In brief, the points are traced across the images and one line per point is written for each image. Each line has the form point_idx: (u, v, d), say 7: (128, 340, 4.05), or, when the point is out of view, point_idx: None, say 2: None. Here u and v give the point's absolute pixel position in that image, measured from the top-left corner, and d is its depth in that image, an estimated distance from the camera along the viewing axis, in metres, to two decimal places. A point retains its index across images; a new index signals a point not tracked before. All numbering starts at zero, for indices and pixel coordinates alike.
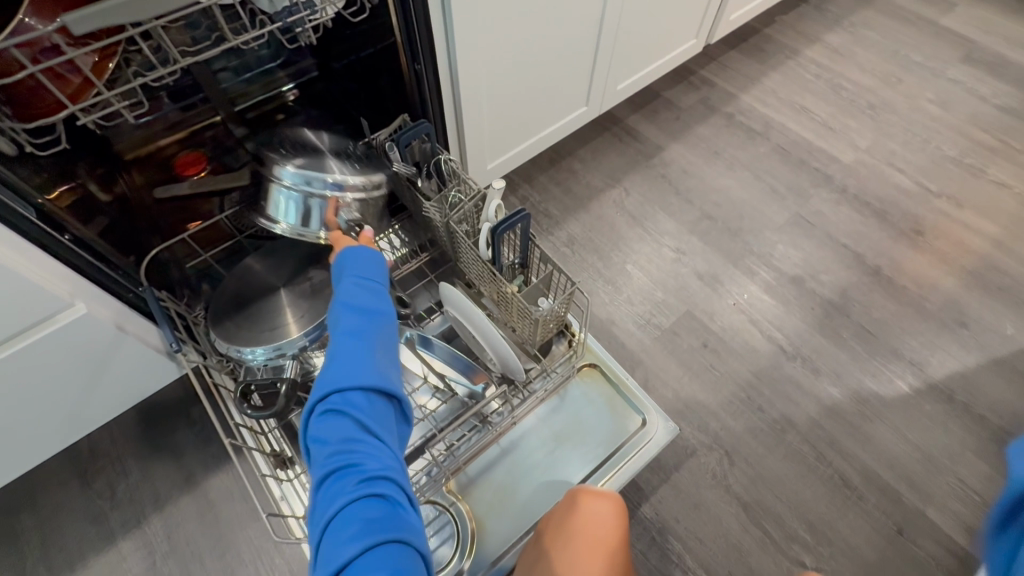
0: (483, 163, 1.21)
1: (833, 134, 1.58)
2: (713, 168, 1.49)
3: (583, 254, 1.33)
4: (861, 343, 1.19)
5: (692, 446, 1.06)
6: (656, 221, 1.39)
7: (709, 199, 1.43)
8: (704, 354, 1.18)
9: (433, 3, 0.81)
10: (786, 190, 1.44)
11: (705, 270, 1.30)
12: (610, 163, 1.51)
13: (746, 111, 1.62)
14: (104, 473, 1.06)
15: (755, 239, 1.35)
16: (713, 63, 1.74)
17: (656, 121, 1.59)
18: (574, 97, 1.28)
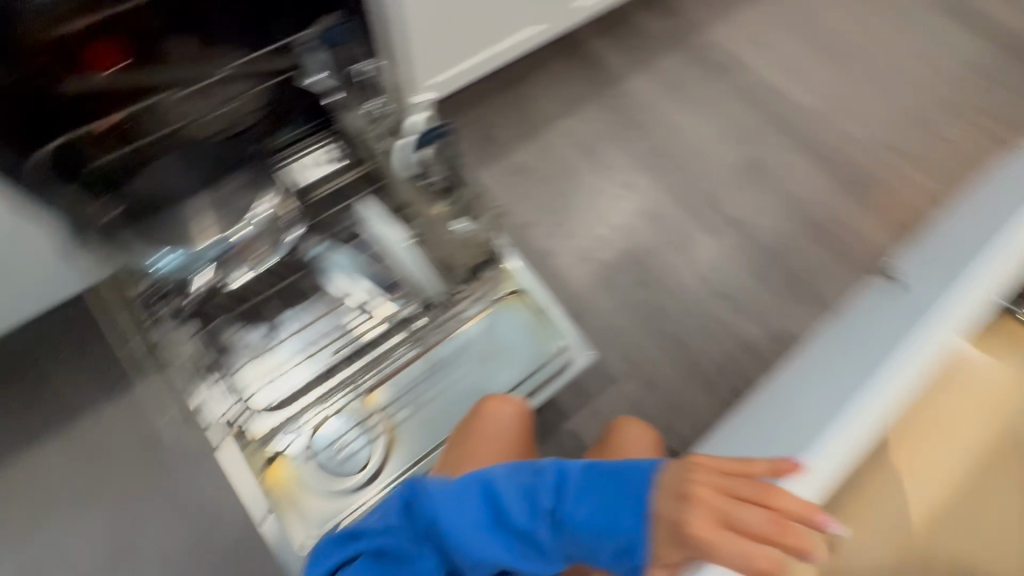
0: (425, 78, 1.14)
1: (799, 75, 1.49)
2: (672, 102, 1.43)
3: (531, 185, 1.30)
4: (787, 288, 1.23)
5: (614, 374, 1.11)
6: (607, 155, 1.35)
7: (663, 136, 1.39)
8: (636, 290, 1.20)
9: None
10: (741, 133, 1.41)
11: (649, 208, 1.29)
12: (566, 89, 1.43)
13: (714, 44, 1.52)
14: (42, 370, 1.04)
15: (702, 180, 1.34)
16: None
17: (620, 48, 1.49)
18: (529, 14, 1.18)
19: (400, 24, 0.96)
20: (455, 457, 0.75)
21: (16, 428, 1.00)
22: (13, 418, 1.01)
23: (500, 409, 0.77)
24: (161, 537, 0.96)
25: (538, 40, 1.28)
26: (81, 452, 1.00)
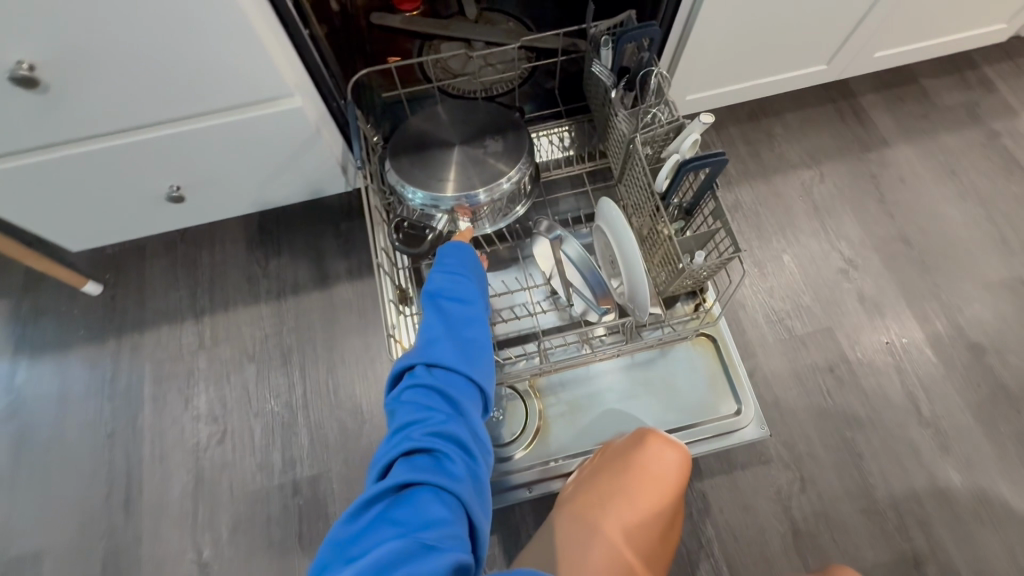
0: (683, 93, 1.10)
1: None
2: (939, 188, 1.23)
3: (743, 226, 1.21)
4: (1016, 446, 1.02)
5: (769, 456, 1.01)
6: (840, 222, 1.21)
7: (916, 222, 1.20)
8: (825, 377, 1.07)
9: None
10: (1019, 247, 1.17)
11: (870, 295, 1.14)
12: (817, 139, 1.29)
13: (1019, 136, 1.28)
14: (264, 246, 1.18)
15: (949, 286, 1.14)
16: (1008, 61, 1.35)
17: (895, 111, 1.31)
18: (818, 53, 1.10)
19: (692, 43, 0.96)
20: (606, 486, 0.77)
21: (230, 286, 1.15)
22: (231, 276, 1.16)
23: (663, 454, 0.77)
24: (312, 423, 1.04)
25: (810, 81, 1.19)
26: (270, 325, 1.12)
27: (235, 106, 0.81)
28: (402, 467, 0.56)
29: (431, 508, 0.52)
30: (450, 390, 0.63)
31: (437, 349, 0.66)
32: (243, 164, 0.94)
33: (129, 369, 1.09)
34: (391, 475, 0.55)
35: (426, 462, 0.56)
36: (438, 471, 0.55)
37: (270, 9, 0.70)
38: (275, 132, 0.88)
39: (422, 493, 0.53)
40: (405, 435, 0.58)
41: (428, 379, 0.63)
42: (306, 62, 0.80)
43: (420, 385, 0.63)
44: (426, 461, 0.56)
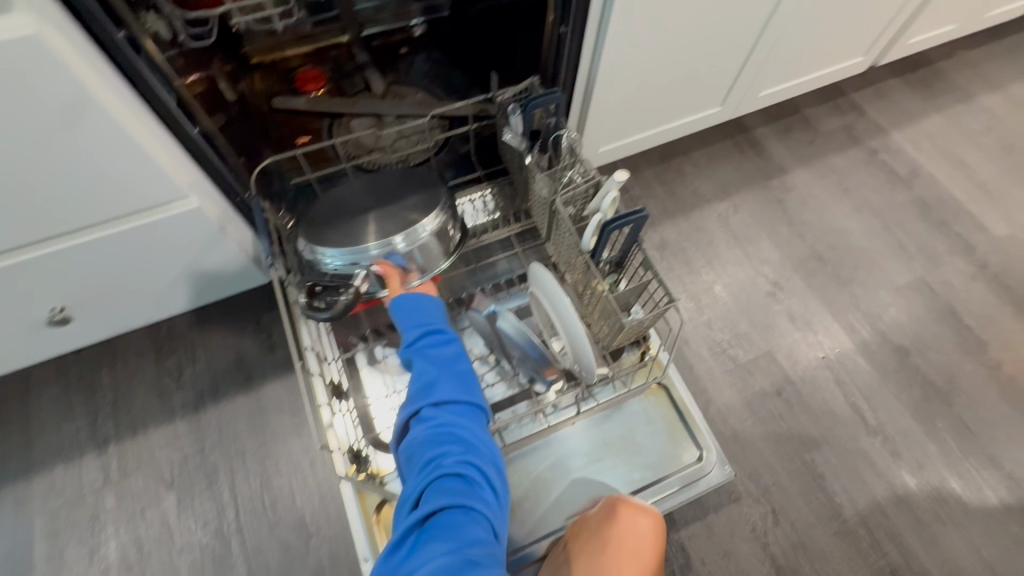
0: (596, 146, 1.14)
1: (989, 200, 1.35)
2: (837, 205, 1.34)
3: (672, 263, 1.24)
4: (955, 439, 1.07)
5: (737, 492, 1.00)
6: (759, 247, 1.27)
7: (825, 239, 1.28)
8: (775, 402, 1.09)
9: (587, 47, 0.88)
10: (916, 251, 1.28)
11: (799, 314, 1.19)
12: (724, 173, 1.37)
13: (893, 151, 1.42)
14: (176, 354, 1.06)
15: (866, 295, 1.22)
16: (870, 87, 1.52)
17: (786, 140, 1.43)
18: (712, 97, 1.18)
19: (595, 101, 0.99)
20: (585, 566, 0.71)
21: (138, 406, 1.02)
22: (138, 394, 1.03)
23: (637, 520, 0.73)
24: (250, 550, 0.92)
25: (709, 122, 1.28)
26: (190, 443, 0.99)
27: (121, 215, 0.73)
28: (430, 493, 0.52)
29: (471, 529, 0.48)
30: (460, 416, 0.59)
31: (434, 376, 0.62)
32: (139, 272, 0.85)
33: (17, 526, 0.92)
34: (421, 506, 0.51)
35: (454, 488, 0.52)
36: (469, 494, 0.52)
37: (151, 114, 0.65)
38: (171, 235, 0.80)
39: (456, 516, 0.49)
40: (426, 464, 0.55)
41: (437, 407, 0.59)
42: (199, 160, 0.74)
43: (429, 415, 0.59)
44: (457, 485, 0.52)
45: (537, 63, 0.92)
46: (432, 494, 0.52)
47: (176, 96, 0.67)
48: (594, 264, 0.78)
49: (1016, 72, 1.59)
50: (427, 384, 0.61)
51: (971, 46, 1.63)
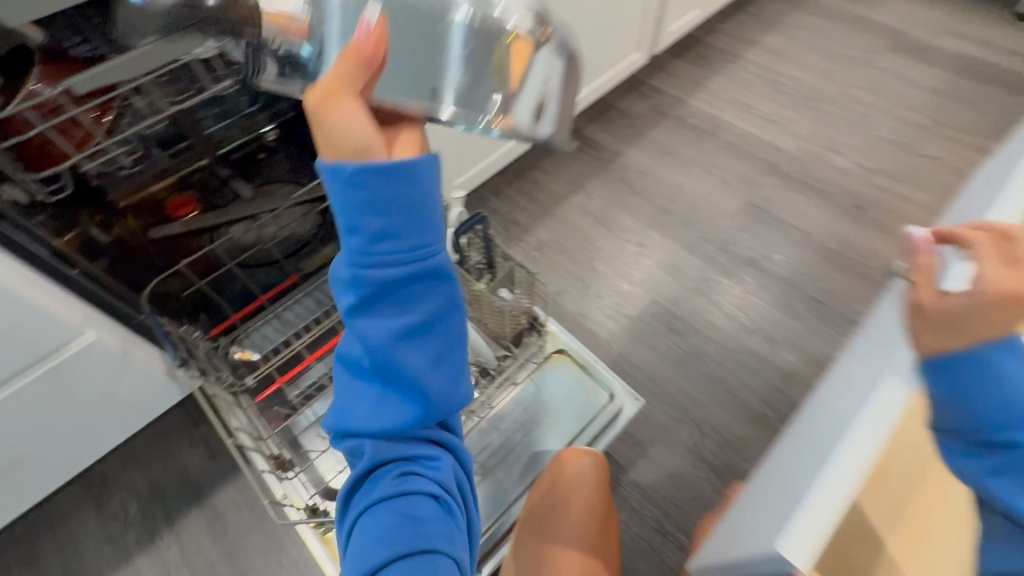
0: (451, 180, 1.31)
1: (775, 127, 1.67)
2: (666, 167, 1.59)
3: (553, 256, 1.42)
4: (814, 314, 1.28)
5: (663, 421, 1.14)
6: (617, 220, 1.48)
7: (666, 196, 1.52)
8: (669, 337, 1.26)
9: None
10: (736, 182, 1.54)
11: (666, 261, 1.39)
12: (570, 171, 1.60)
13: (694, 113, 1.72)
14: (117, 496, 1.06)
15: (711, 228, 1.45)
16: (660, 71, 1.84)
17: (610, 129, 1.69)
18: None
19: (431, 146, 1.16)
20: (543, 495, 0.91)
21: (90, 559, 1.00)
22: (87, 548, 1.01)
23: (578, 457, 0.91)
24: None
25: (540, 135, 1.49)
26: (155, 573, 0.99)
27: (21, 367, 0.79)
28: (381, 506, 0.52)
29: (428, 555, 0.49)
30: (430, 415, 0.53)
31: (386, 381, 0.51)
32: (54, 421, 0.88)
33: None
34: (372, 515, 0.52)
35: (399, 506, 0.51)
36: (426, 519, 0.51)
37: (23, 265, 0.72)
38: (77, 372, 0.86)
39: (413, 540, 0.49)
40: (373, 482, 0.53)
41: (377, 427, 0.52)
42: (84, 296, 0.82)
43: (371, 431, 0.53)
44: (412, 508, 0.51)
45: None
46: (376, 515, 0.51)
47: (49, 248, 0.73)
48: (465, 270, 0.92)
49: (763, 28, 1.98)
50: (365, 403, 0.53)
51: (724, 19, 2.02)
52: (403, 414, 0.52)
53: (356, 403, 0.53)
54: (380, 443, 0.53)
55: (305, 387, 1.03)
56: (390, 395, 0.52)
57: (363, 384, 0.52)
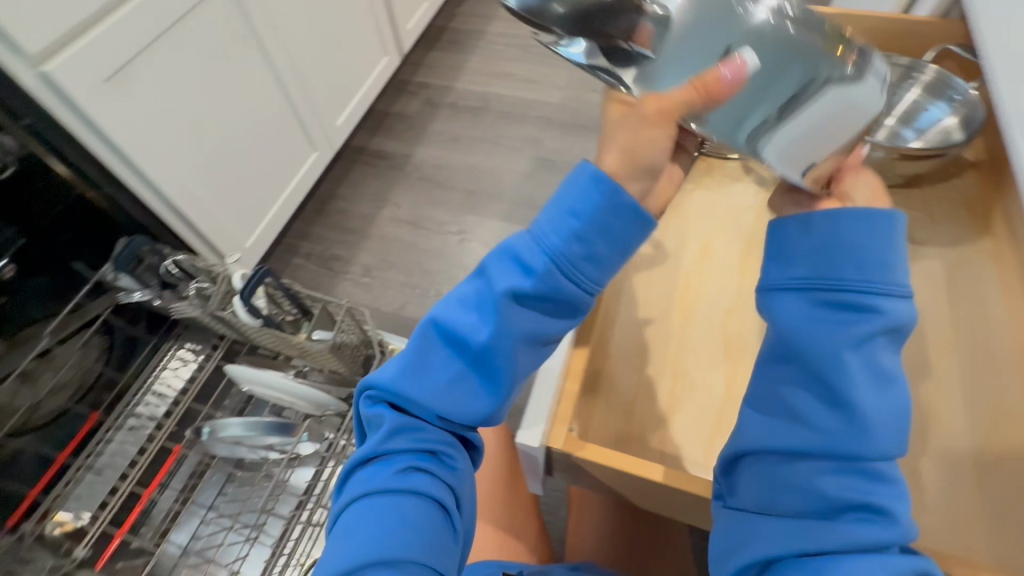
0: (242, 243, 1.23)
1: (537, 84, 1.81)
2: (457, 152, 1.66)
3: (384, 274, 1.42)
4: None
5: None
6: (431, 217, 1.52)
7: (466, 179, 1.59)
8: None
9: (139, 187, 0.97)
10: (521, 144, 1.65)
11: (487, 237, 1.46)
12: (370, 189, 1.60)
13: (465, 96, 1.81)
14: None
15: (516, 193, 1.54)
16: (420, 67, 1.91)
17: (394, 136, 1.72)
18: (301, 150, 1.35)
19: (193, 214, 1.07)
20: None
21: None
22: None
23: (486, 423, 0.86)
24: None
25: (323, 164, 1.45)
26: None
27: None
28: (388, 463, 0.47)
29: (403, 532, 0.44)
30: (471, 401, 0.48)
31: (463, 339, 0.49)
32: None
33: None
34: (379, 472, 0.47)
35: (399, 455, 0.47)
36: (428, 506, 0.46)
37: None
38: None
39: (408, 510, 0.45)
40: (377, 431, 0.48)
41: (429, 384, 0.48)
42: None
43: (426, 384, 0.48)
44: (420, 486, 0.46)
45: (113, 226, 1.00)
46: (381, 471, 0.47)
47: None
48: (275, 328, 0.88)
49: None
50: (436, 350, 0.50)
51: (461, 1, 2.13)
52: (473, 393, 0.48)
53: (417, 355, 0.49)
54: (412, 406, 0.48)
55: (157, 525, 0.92)
56: (460, 347, 0.49)
57: (438, 324, 0.50)
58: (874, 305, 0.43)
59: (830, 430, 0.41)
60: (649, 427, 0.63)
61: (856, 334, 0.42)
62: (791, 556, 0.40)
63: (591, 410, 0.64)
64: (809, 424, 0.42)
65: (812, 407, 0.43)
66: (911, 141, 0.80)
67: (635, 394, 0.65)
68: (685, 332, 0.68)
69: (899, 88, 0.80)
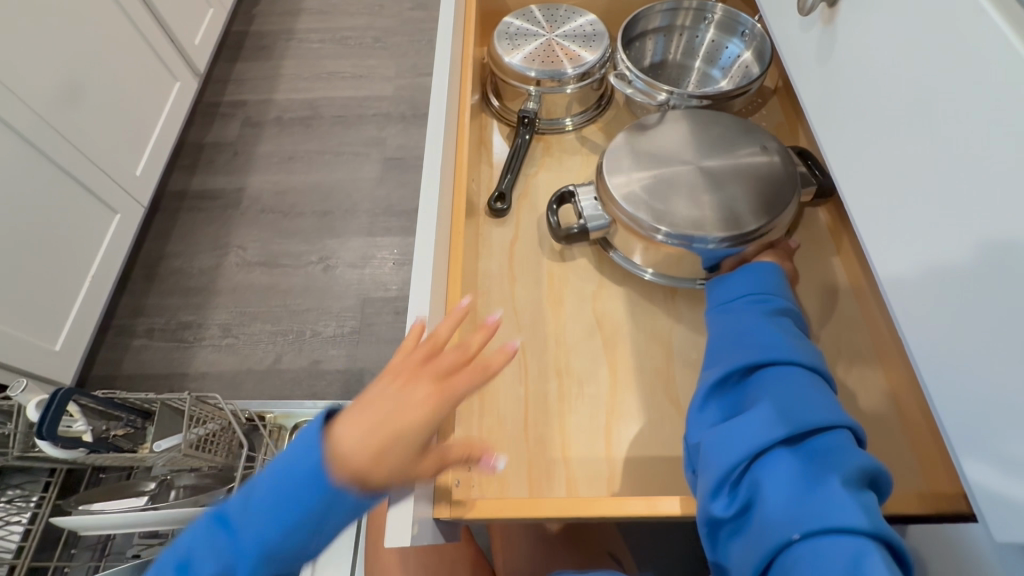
0: (47, 349, 1.01)
1: (366, 79, 1.67)
2: (297, 173, 1.49)
3: (250, 329, 1.25)
4: None
5: None
6: (285, 251, 1.36)
7: (315, 199, 1.44)
8: (400, 320, 1.24)
9: None
10: (365, 148, 1.53)
11: (354, 257, 1.34)
12: (206, 237, 1.40)
13: (289, 107, 1.63)
14: None
15: (373, 201, 1.43)
16: (229, 84, 1.68)
17: (219, 170, 1.51)
18: (97, 217, 1.13)
19: None
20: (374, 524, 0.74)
21: None
22: None
23: None
24: None
25: (133, 226, 1.23)
26: None
27: None
28: None
29: None
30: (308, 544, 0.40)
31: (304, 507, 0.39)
32: None
33: None
34: None
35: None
36: None
37: None
38: None
39: None
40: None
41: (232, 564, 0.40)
42: None
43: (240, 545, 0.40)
44: None
45: None
46: None
47: None
48: (107, 452, 0.71)
49: None
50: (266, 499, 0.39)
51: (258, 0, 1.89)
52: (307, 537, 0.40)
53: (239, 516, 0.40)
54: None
55: None
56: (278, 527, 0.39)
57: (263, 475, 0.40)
58: (776, 302, 0.53)
59: (765, 346, 0.48)
60: (548, 435, 0.60)
61: (764, 311, 0.52)
62: (773, 447, 0.42)
63: (485, 446, 0.59)
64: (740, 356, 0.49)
65: (748, 338, 0.50)
66: (720, 80, 0.83)
67: (525, 408, 0.62)
68: (559, 326, 0.66)
69: (697, 30, 0.83)
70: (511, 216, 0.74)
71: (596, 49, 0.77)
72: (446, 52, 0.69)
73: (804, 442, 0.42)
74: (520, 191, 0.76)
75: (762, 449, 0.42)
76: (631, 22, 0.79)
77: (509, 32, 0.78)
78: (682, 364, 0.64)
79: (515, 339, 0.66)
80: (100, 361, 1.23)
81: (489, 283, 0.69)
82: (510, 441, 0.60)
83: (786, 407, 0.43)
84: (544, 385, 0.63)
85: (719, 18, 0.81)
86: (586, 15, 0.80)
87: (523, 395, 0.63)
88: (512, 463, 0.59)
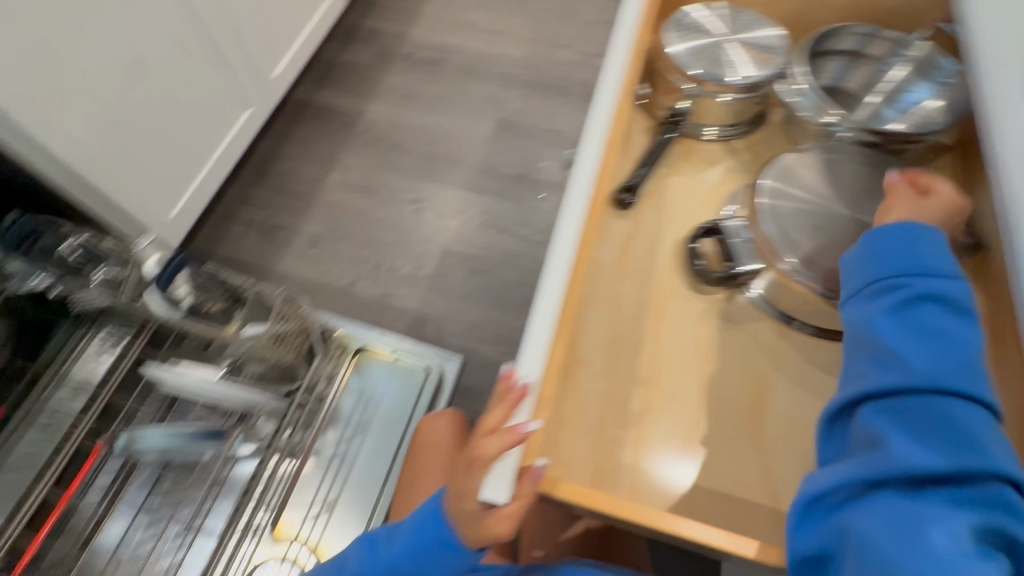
0: (162, 212, 1.10)
1: (502, 36, 1.66)
2: (415, 111, 1.52)
3: (334, 246, 1.31)
4: None
5: (495, 359, 1.16)
6: (385, 183, 1.40)
7: (425, 141, 1.47)
8: (474, 279, 1.26)
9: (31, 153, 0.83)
10: (484, 104, 1.53)
11: (447, 207, 1.36)
12: (318, 149, 1.46)
13: (422, 46, 1.64)
14: None
15: (477, 158, 1.44)
16: (374, 10, 1.72)
17: (345, 90, 1.56)
18: (231, 105, 1.19)
19: (95, 178, 0.93)
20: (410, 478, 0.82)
21: None
22: None
23: (433, 420, 0.85)
24: None
25: (259, 121, 1.30)
26: None
27: None
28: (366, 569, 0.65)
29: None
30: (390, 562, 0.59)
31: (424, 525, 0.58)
32: None
33: None
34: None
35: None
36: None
37: None
38: None
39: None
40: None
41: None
42: None
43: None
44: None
45: None
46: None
47: None
48: (198, 321, 0.78)
49: None
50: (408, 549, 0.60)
51: None
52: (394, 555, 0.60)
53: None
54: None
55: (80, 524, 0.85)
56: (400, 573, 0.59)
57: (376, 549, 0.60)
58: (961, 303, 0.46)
59: (894, 370, 0.44)
60: (622, 438, 0.59)
61: (901, 303, 0.46)
62: (879, 493, 0.40)
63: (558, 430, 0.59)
64: (857, 381, 0.46)
65: (889, 355, 0.45)
66: None
67: (605, 404, 0.61)
68: (659, 333, 0.64)
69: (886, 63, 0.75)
70: (631, 211, 0.71)
71: (768, 60, 0.71)
72: (624, 31, 0.66)
73: (916, 490, 0.39)
74: (649, 189, 0.73)
75: (866, 485, 0.40)
76: (817, 37, 0.73)
77: (682, 22, 0.74)
78: (777, 403, 0.61)
79: (610, 331, 0.64)
80: (201, 237, 1.32)
81: (598, 274, 0.67)
82: (582, 428, 0.60)
83: (901, 452, 0.40)
84: (630, 385, 0.62)
85: (915, 55, 0.73)
86: (768, 23, 0.75)
87: (605, 393, 0.61)
88: (580, 455, 0.58)
